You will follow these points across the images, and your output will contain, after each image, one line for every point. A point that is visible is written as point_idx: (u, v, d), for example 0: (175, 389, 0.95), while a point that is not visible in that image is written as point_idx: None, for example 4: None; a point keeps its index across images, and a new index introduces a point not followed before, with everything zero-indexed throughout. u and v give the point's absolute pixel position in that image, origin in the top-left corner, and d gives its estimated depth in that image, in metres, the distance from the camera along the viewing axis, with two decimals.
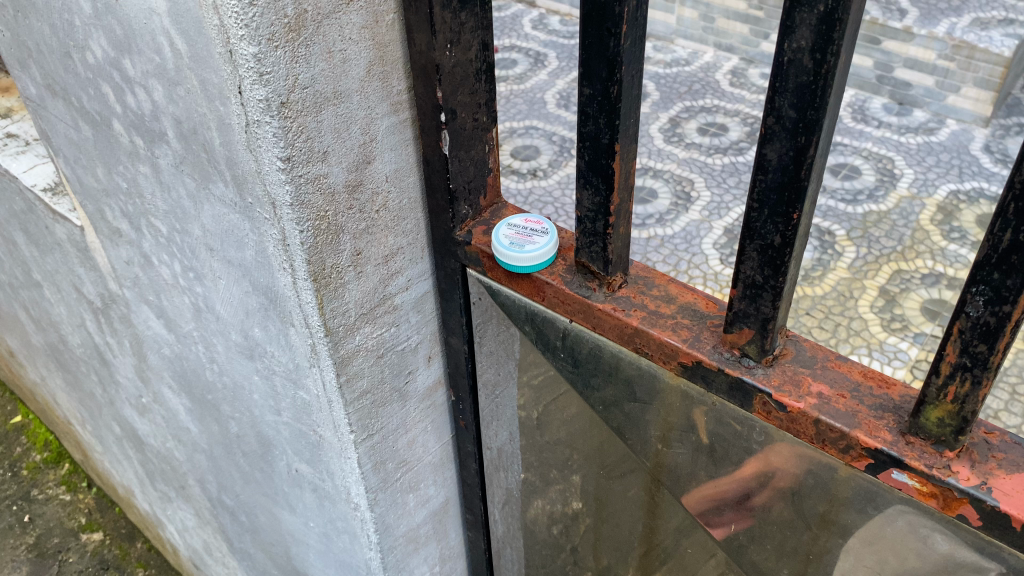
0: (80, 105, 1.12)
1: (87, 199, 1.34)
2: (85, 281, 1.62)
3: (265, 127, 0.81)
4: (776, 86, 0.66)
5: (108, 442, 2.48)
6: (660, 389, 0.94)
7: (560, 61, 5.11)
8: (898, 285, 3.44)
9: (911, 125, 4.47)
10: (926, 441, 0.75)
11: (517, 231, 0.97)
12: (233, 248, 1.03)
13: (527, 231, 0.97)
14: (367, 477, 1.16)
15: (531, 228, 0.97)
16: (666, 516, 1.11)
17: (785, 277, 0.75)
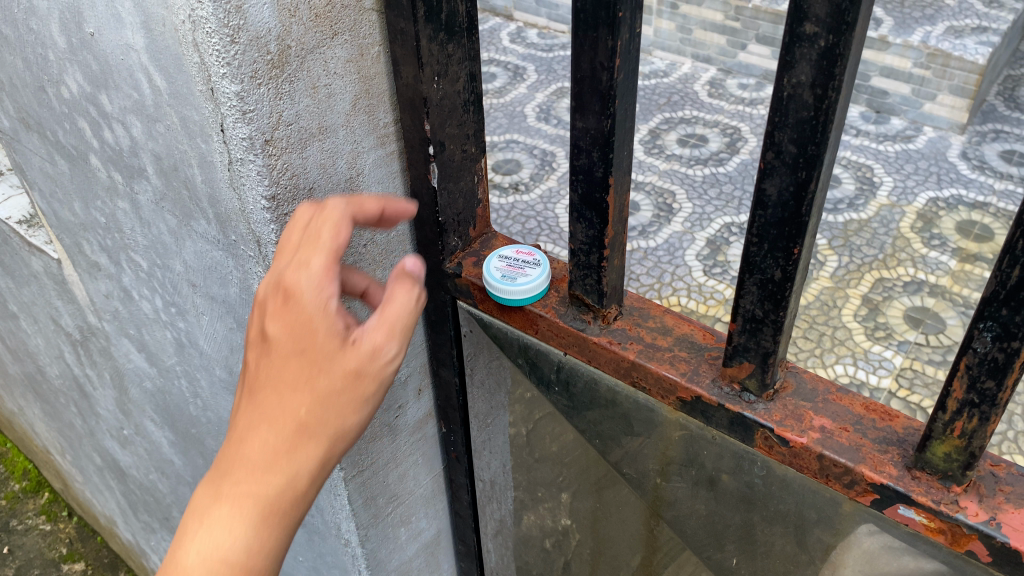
0: (55, 140, 1.09)
1: (63, 232, 1.30)
2: (62, 313, 1.59)
3: (248, 165, 0.79)
4: (775, 120, 0.64)
5: (89, 472, 2.43)
6: (657, 421, 0.92)
7: (539, 74, 5.10)
8: (881, 293, 3.44)
9: (889, 133, 4.50)
10: (933, 476, 0.73)
11: (506, 262, 0.96)
12: (217, 284, 1.00)
13: (519, 262, 0.95)
14: (357, 513, 1.13)
15: (523, 261, 0.95)
16: (665, 549, 1.09)
17: (785, 312, 0.74)
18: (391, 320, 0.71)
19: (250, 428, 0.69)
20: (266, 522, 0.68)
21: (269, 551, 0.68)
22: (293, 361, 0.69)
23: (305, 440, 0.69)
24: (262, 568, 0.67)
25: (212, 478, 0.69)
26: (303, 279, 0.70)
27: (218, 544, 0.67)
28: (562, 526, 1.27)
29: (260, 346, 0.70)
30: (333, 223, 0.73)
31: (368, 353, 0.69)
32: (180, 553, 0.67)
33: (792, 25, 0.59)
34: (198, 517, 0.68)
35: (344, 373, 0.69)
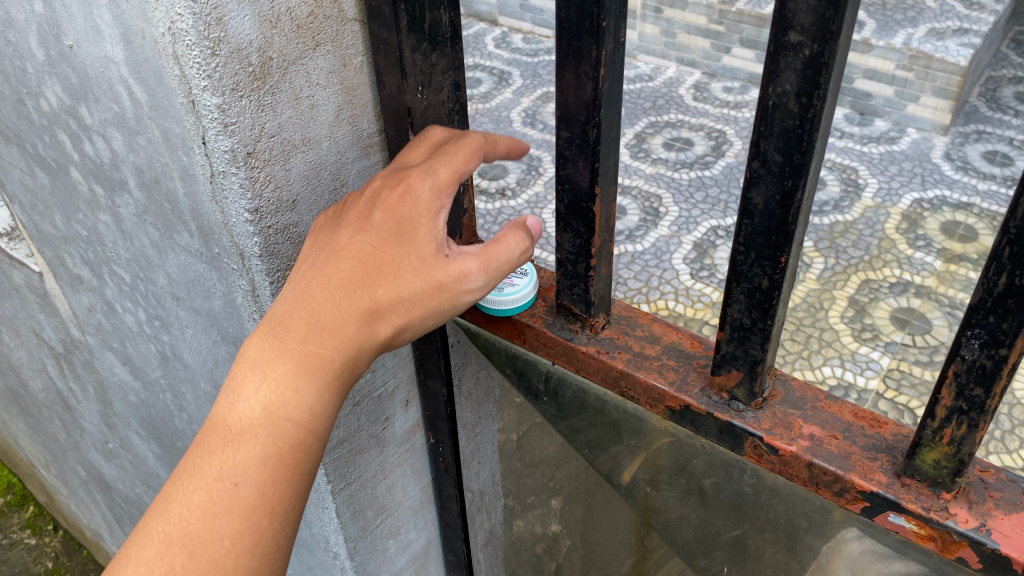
0: (35, 153, 1.08)
1: (45, 246, 1.29)
2: (45, 326, 1.57)
3: (231, 177, 0.78)
4: (760, 129, 0.64)
5: (74, 486, 2.41)
6: (647, 429, 0.92)
7: (524, 79, 5.10)
8: (867, 295, 3.46)
9: (873, 135, 4.52)
10: (922, 483, 0.73)
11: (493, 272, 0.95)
12: (200, 297, 0.99)
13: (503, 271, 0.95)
14: (345, 526, 1.12)
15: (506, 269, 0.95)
16: (656, 558, 1.08)
17: (773, 320, 0.74)
18: (491, 252, 0.81)
19: (332, 297, 0.76)
20: (328, 388, 0.75)
21: (326, 415, 0.76)
22: (390, 249, 0.77)
23: (380, 323, 0.77)
24: (315, 431, 0.75)
25: (276, 334, 0.75)
26: (427, 182, 0.79)
27: (281, 398, 0.74)
28: (552, 533, 1.27)
29: (356, 224, 0.78)
30: (466, 146, 0.81)
31: (458, 269, 0.79)
32: (240, 398, 0.74)
33: (776, 34, 0.59)
34: (263, 365, 0.74)
35: (430, 275, 0.78)
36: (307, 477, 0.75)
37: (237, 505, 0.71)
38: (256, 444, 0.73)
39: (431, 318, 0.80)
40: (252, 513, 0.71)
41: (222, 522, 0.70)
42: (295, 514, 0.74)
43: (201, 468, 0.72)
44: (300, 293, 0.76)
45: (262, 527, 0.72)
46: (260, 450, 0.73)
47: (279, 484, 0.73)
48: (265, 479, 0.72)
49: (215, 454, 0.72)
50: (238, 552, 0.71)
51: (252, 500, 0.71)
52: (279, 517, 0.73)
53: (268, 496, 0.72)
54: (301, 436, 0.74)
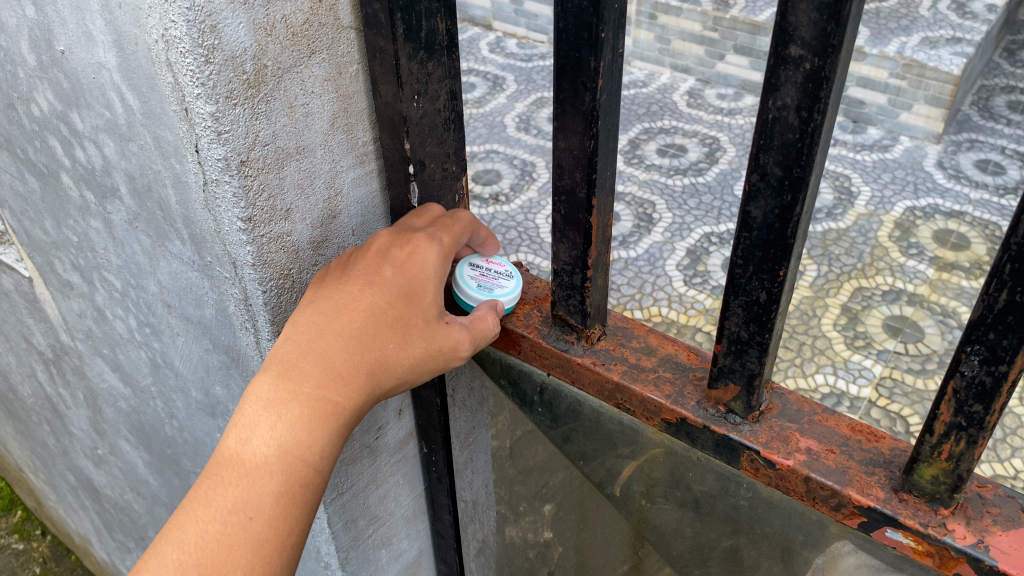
0: (26, 157, 1.07)
1: (35, 251, 1.27)
2: (34, 331, 1.56)
3: (224, 186, 0.78)
4: (760, 142, 0.63)
5: (63, 491, 2.39)
6: (642, 442, 0.91)
7: (518, 85, 5.10)
8: (860, 302, 3.46)
9: (866, 143, 4.54)
10: (920, 498, 0.73)
11: (476, 274, 0.95)
12: (192, 306, 0.98)
13: (487, 272, 0.95)
14: (338, 536, 1.12)
15: (489, 271, 0.95)
16: (650, 569, 1.07)
17: (771, 333, 0.73)
18: (482, 326, 0.88)
19: (346, 346, 0.78)
20: (336, 436, 0.78)
21: (331, 461, 0.78)
22: (401, 306, 0.82)
23: (386, 379, 0.81)
24: (321, 474, 0.77)
25: (289, 375, 0.76)
26: (434, 251, 0.86)
27: (295, 438, 0.75)
28: (544, 539, 1.26)
29: (367, 277, 0.82)
30: (457, 225, 0.91)
31: (455, 334, 0.85)
32: (255, 434, 0.75)
33: (776, 48, 0.59)
34: (278, 405, 0.76)
35: (434, 338, 0.84)
36: (311, 513, 0.77)
37: (251, 542, 0.72)
38: (269, 483, 0.74)
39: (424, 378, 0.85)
40: (266, 546, 0.73)
41: (237, 556, 0.72)
42: (297, 552, 0.77)
43: (216, 499, 0.73)
44: (312, 339, 0.78)
45: (273, 562, 0.74)
46: (273, 489, 0.74)
47: (287, 522, 0.75)
48: (277, 516, 0.74)
49: (230, 488, 0.74)
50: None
51: (265, 537, 0.73)
52: (287, 554, 0.75)
53: (279, 533, 0.74)
54: (310, 476, 0.76)
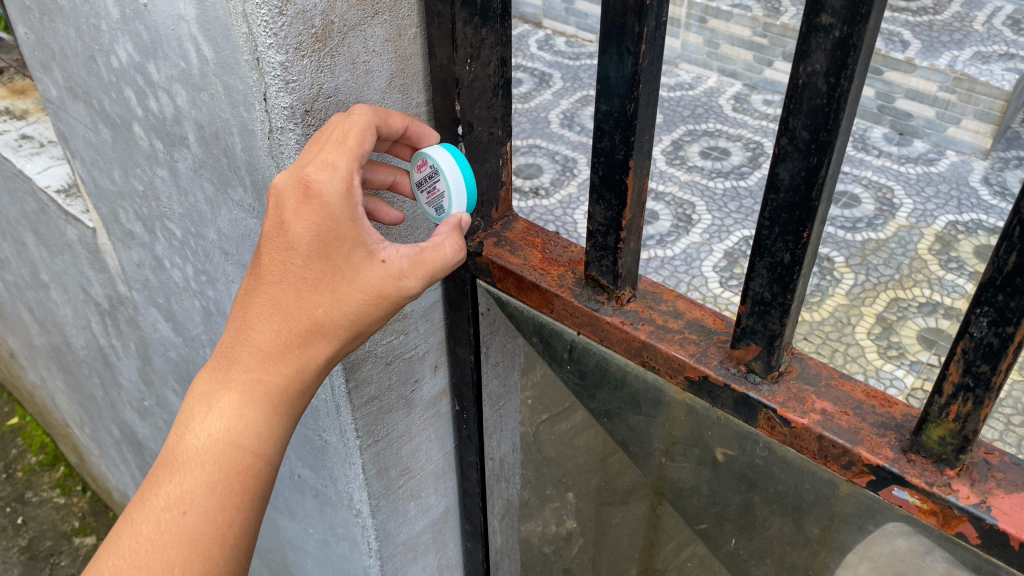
0: (101, 108, 1.14)
1: (101, 201, 1.35)
2: (93, 282, 1.64)
3: (288, 134, 0.84)
4: (790, 107, 0.68)
5: (106, 446, 2.49)
6: (665, 401, 0.96)
7: (565, 82, 5.15)
8: (895, 313, 3.46)
9: (911, 155, 4.51)
10: (928, 459, 0.76)
11: (423, 189, 0.93)
12: (249, 252, 1.05)
13: (425, 184, 0.92)
14: (371, 483, 1.19)
15: (424, 183, 0.92)
16: (667, 530, 1.11)
17: (793, 295, 0.77)
18: (425, 254, 0.84)
19: (272, 318, 0.82)
20: (275, 411, 0.82)
21: (273, 442, 0.83)
22: (318, 267, 0.82)
23: (326, 338, 0.83)
24: (262, 458, 0.82)
25: (221, 367, 0.83)
26: (332, 187, 0.80)
27: (226, 427, 0.81)
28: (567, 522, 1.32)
29: (277, 247, 0.82)
30: (353, 128, 0.82)
31: (394, 271, 0.83)
32: (190, 430, 0.82)
33: (810, 16, 0.63)
34: (212, 397, 0.82)
35: (368, 284, 0.83)
36: (256, 501, 0.83)
37: (184, 535, 0.78)
38: (200, 477, 0.80)
39: (382, 318, 0.85)
40: (202, 538, 0.79)
41: (172, 550, 0.78)
42: (247, 540, 0.82)
43: (152, 499, 0.80)
44: (241, 323, 0.83)
45: (214, 552, 0.79)
46: (204, 483, 0.80)
47: (226, 510, 0.80)
48: (213, 507, 0.80)
49: (165, 485, 0.80)
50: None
51: (200, 530, 0.79)
52: (230, 543, 0.80)
53: (217, 523, 0.80)
54: (250, 460, 0.82)
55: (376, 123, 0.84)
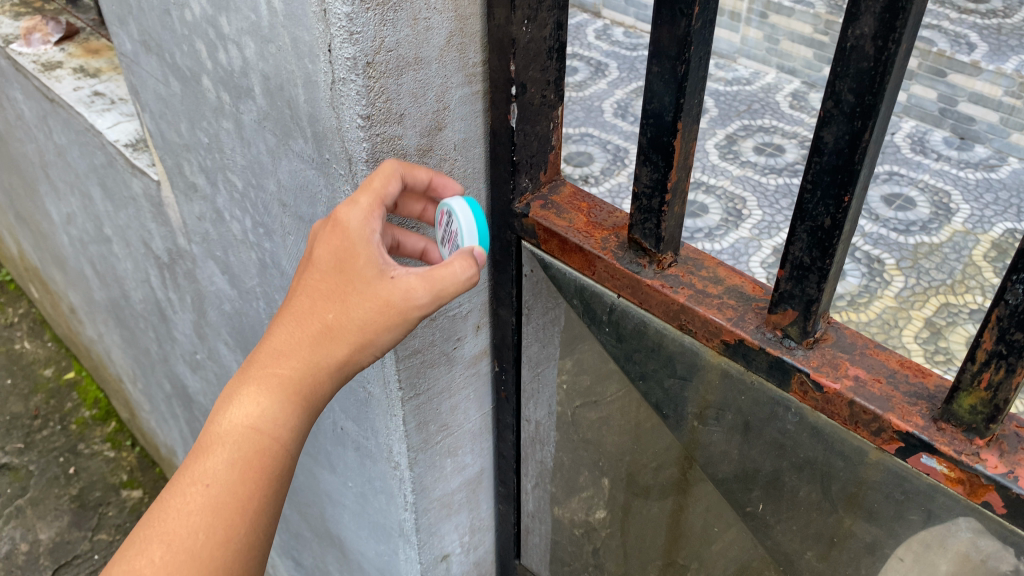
0: (173, 61, 1.20)
1: (167, 153, 1.41)
2: (155, 236, 1.71)
3: (349, 85, 0.87)
4: (837, 70, 0.69)
5: (157, 400, 2.58)
6: (701, 365, 0.98)
7: (620, 72, 5.14)
8: (944, 318, 3.40)
9: (971, 160, 4.42)
10: (958, 428, 0.77)
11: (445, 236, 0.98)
12: (306, 204, 1.09)
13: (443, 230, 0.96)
14: (410, 435, 1.23)
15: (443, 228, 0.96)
16: (697, 495, 1.14)
17: (832, 260, 0.78)
18: (434, 272, 0.84)
19: (293, 325, 0.87)
20: (288, 405, 0.85)
21: (289, 430, 0.85)
22: (337, 280, 0.87)
23: (339, 343, 0.86)
24: (278, 443, 0.85)
25: (247, 366, 0.88)
26: (352, 212, 0.87)
27: (245, 415, 0.85)
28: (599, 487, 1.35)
29: (307, 267, 0.89)
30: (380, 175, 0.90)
31: (402, 286, 0.85)
32: (216, 418, 0.86)
33: None
34: (235, 389, 0.86)
35: (378, 295, 0.85)
36: (275, 485, 0.85)
37: (206, 505, 0.82)
38: (220, 457, 0.84)
39: (393, 332, 0.86)
40: (225, 508, 0.82)
41: (196, 517, 0.81)
42: (267, 518, 0.85)
43: (179, 478, 0.84)
44: (268, 333, 0.89)
45: (236, 524, 0.82)
46: (224, 460, 0.83)
47: (246, 483, 0.83)
48: (233, 482, 0.83)
49: (191, 465, 0.84)
50: (212, 543, 0.81)
51: (221, 501, 0.82)
52: (250, 517, 0.83)
53: (238, 496, 0.83)
54: (267, 443, 0.84)
55: (401, 174, 0.91)
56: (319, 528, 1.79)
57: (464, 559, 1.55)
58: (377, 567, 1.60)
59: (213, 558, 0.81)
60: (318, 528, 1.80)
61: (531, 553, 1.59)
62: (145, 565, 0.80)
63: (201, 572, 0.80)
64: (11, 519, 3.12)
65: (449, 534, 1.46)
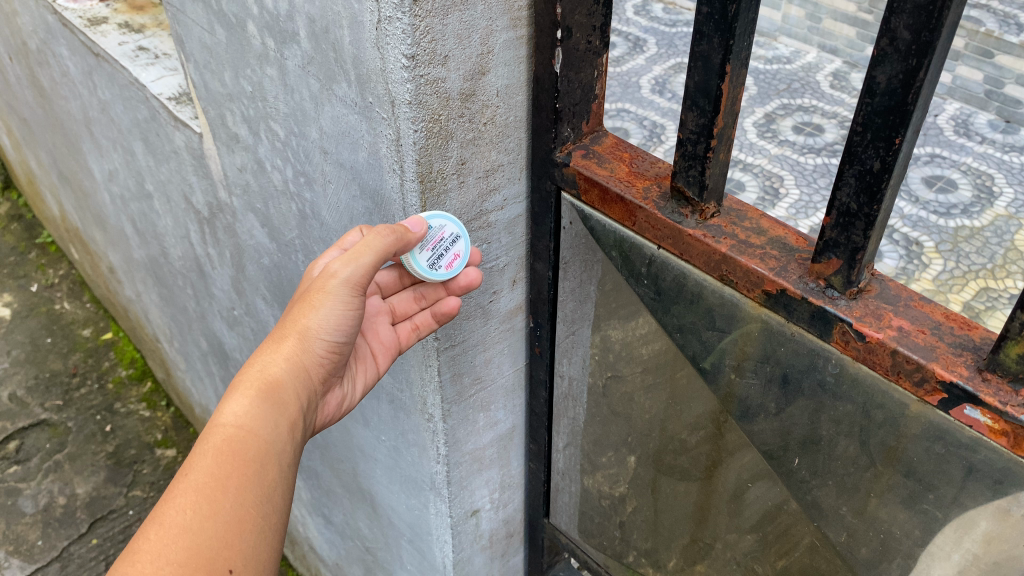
0: (219, 8, 1.20)
1: (210, 104, 1.42)
2: (196, 190, 1.73)
3: (396, 23, 0.88)
4: (894, 6, 0.68)
5: (193, 359, 2.62)
6: (741, 317, 0.97)
7: (659, 48, 5.09)
8: (984, 302, 3.34)
9: (1017, 144, 4.32)
10: (1003, 379, 0.75)
11: (454, 246, 1.05)
12: (347, 150, 1.10)
13: (435, 252, 1.04)
14: (445, 387, 1.24)
15: (429, 254, 1.03)
16: (731, 451, 1.14)
17: (880, 205, 0.77)
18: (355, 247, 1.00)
19: (255, 355, 1.02)
20: (250, 394, 0.95)
21: (254, 416, 0.93)
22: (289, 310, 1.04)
23: (287, 337, 1.00)
24: (247, 429, 0.92)
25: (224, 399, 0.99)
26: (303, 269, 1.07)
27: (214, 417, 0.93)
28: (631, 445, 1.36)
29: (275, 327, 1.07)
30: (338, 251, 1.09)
31: (328, 271, 1.01)
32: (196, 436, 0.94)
33: None
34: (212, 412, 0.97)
35: (312, 291, 1.01)
36: (254, 466, 0.90)
37: (188, 486, 0.85)
38: (197, 454, 0.89)
39: (328, 307, 1.00)
40: (206, 486, 0.86)
41: (182, 497, 0.85)
42: (254, 496, 0.88)
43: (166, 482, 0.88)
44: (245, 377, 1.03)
45: (220, 499, 0.86)
46: (200, 453, 0.89)
47: (222, 464, 0.88)
48: (211, 463, 0.88)
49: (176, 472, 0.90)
50: (201, 517, 0.84)
51: (203, 481, 0.86)
52: (233, 493, 0.87)
53: (218, 477, 0.87)
54: (236, 428, 0.91)
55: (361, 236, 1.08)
56: (350, 484, 1.82)
57: (494, 516, 1.56)
58: (407, 522, 1.62)
59: (204, 531, 0.84)
60: (350, 484, 1.82)
61: (560, 512, 1.60)
62: (140, 544, 0.82)
63: (195, 543, 0.83)
64: (49, 473, 3.19)
65: (480, 490, 1.48)
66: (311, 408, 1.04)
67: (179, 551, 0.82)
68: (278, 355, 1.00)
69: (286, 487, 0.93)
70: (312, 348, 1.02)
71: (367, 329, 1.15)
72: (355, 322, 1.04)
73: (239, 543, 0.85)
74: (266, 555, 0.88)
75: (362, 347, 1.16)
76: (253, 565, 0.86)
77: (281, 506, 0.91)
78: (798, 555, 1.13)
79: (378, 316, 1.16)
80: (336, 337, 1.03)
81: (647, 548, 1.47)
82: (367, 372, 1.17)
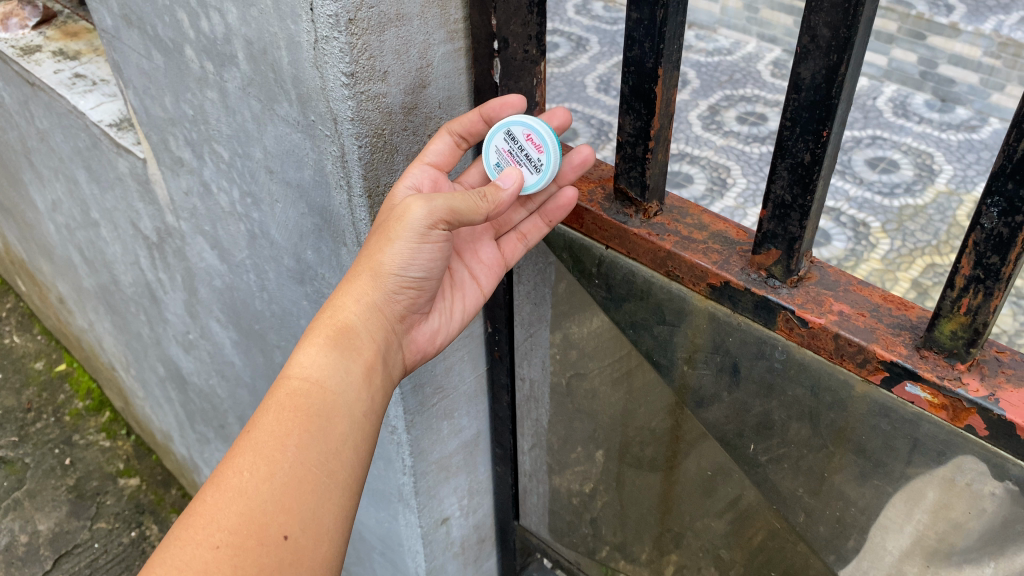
0: (155, 34, 1.20)
1: (152, 130, 1.41)
2: (142, 216, 1.71)
3: (333, 42, 0.88)
4: (812, 5, 0.70)
5: (151, 385, 2.59)
6: (689, 310, 1.00)
7: (601, 46, 5.13)
8: (931, 278, 3.43)
9: (953, 122, 4.43)
10: (940, 354, 0.78)
11: (519, 136, 0.96)
12: (293, 168, 1.10)
13: (524, 160, 0.97)
14: (406, 399, 1.24)
15: (528, 168, 0.97)
16: (691, 440, 1.17)
17: (813, 196, 0.80)
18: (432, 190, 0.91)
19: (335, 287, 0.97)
20: (318, 342, 0.91)
21: (322, 367, 0.89)
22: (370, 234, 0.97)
23: (359, 276, 0.93)
24: (314, 381, 0.88)
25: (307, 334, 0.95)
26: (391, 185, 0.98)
27: (292, 364, 0.90)
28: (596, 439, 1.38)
29: None
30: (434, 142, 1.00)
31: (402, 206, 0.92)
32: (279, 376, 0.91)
33: None
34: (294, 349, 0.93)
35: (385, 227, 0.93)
36: (320, 421, 0.86)
37: (248, 446, 0.83)
38: (263, 409, 0.87)
39: (404, 244, 0.91)
40: (268, 445, 0.84)
41: (241, 458, 0.83)
42: (316, 453, 0.85)
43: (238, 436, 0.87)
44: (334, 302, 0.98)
45: (278, 460, 0.83)
46: (266, 408, 0.87)
47: (287, 421, 0.85)
48: (276, 421, 0.85)
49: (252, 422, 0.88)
50: (259, 479, 0.82)
51: (263, 440, 0.84)
52: (294, 451, 0.84)
53: (278, 435, 0.84)
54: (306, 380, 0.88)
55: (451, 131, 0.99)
56: None
57: (465, 522, 1.57)
58: (377, 535, 1.62)
59: (260, 495, 0.81)
60: None
61: (530, 513, 1.62)
62: (198, 506, 0.81)
63: (251, 506, 0.80)
64: (9, 512, 3.11)
65: (448, 498, 1.48)
66: (393, 349, 0.98)
67: (235, 514, 0.80)
68: (350, 297, 0.93)
69: (358, 440, 0.89)
70: (386, 288, 0.94)
71: (466, 250, 1.08)
72: (432, 258, 0.95)
73: (299, 505, 0.82)
74: (333, 517, 0.85)
75: (460, 272, 1.09)
76: (317, 528, 0.83)
77: (353, 462, 0.87)
78: (762, 539, 1.16)
79: (479, 236, 1.08)
80: (410, 276, 0.95)
81: (619, 541, 1.50)
82: (468, 299, 1.10)
